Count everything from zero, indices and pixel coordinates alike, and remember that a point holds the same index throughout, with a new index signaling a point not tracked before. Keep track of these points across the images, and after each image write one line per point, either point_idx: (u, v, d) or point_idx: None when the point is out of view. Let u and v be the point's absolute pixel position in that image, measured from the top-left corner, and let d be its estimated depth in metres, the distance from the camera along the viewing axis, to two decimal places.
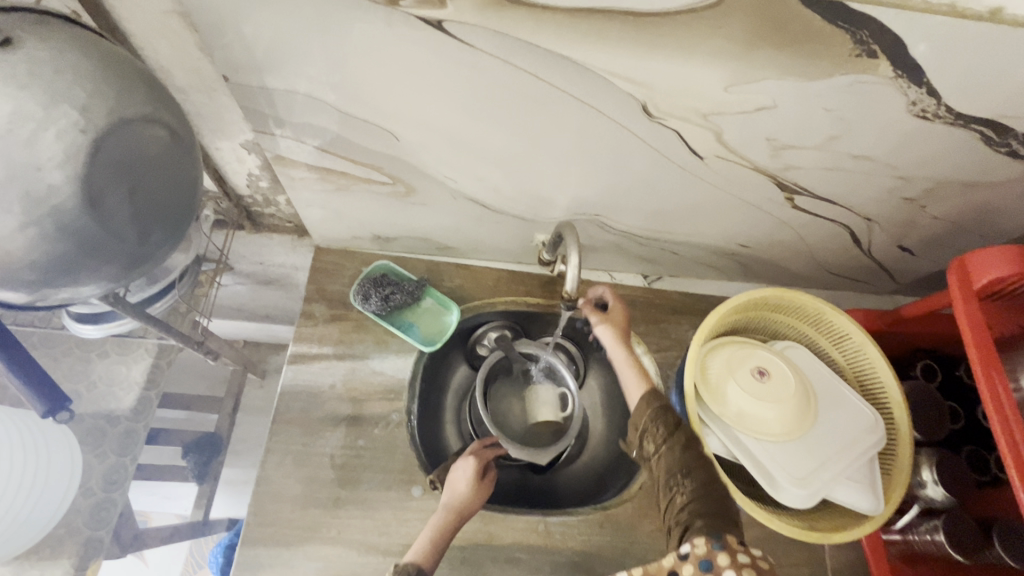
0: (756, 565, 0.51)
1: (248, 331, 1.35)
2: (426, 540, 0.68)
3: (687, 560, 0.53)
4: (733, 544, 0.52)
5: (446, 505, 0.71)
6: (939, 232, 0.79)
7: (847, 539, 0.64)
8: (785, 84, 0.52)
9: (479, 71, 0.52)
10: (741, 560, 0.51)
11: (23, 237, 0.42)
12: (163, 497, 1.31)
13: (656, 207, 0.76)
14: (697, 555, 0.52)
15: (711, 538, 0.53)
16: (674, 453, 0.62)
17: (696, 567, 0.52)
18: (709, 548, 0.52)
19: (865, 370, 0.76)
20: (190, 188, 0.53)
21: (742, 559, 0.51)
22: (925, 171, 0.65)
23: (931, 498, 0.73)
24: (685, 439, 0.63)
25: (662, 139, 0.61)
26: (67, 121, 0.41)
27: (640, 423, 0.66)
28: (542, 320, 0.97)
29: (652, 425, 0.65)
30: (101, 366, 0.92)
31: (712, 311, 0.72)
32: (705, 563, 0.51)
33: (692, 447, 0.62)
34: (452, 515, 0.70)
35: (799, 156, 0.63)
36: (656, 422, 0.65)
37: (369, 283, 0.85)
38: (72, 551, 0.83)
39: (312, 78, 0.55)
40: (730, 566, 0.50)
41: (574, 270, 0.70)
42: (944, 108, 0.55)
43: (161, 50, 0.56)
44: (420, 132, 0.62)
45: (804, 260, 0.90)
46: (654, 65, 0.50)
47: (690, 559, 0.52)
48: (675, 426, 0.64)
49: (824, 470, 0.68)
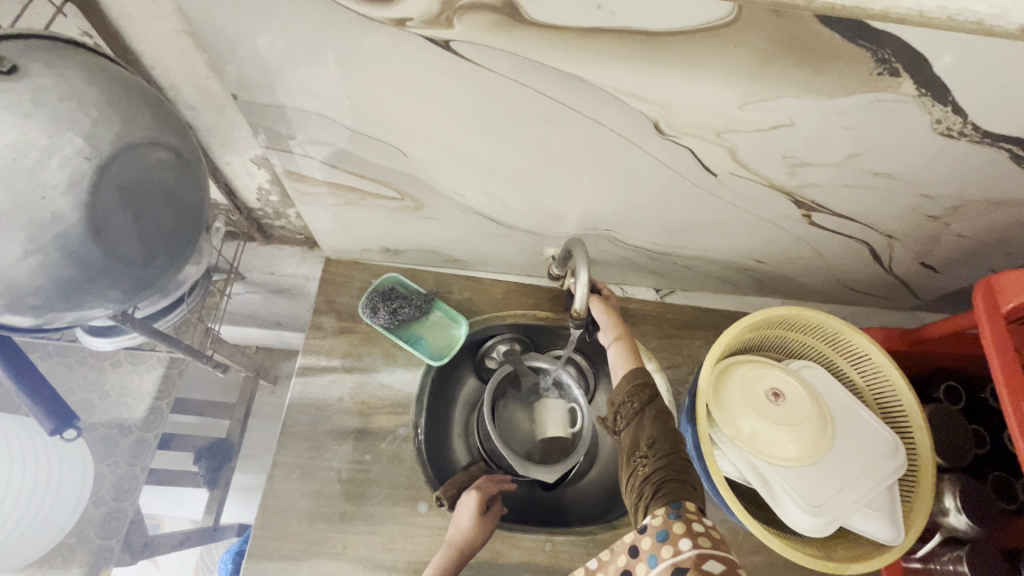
0: (712, 535, 0.50)
1: (260, 338, 1.36)
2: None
3: (646, 531, 0.53)
4: (690, 513, 0.52)
5: (450, 542, 0.71)
6: (964, 250, 0.76)
7: (866, 570, 0.62)
8: (802, 103, 0.50)
9: (486, 90, 0.52)
10: (697, 529, 0.50)
11: (27, 264, 0.42)
12: (176, 502, 1.31)
13: (668, 223, 0.75)
14: (653, 525, 0.52)
15: (668, 508, 0.53)
16: (645, 427, 0.62)
17: (654, 538, 0.52)
18: (665, 517, 0.52)
19: (885, 392, 0.74)
20: (195, 211, 0.53)
21: (697, 527, 0.51)
22: (949, 189, 0.63)
23: (954, 527, 0.70)
24: (657, 414, 0.63)
25: (675, 156, 0.60)
26: (71, 149, 0.42)
27: (616, 400, 0.66)
28: (552, 334, 0.95)
29: (625, 400, 0.65)
30: (114, 376, 0.93)
31: (725, 330, 0.70)
32: (661, 533, 0.51)
33: (660, 421, 0.62)
34: (454, 553, 0.70)
35: (816, 173, 0.61)
36: (630, 397, 0.65)
37: (377, 296, 0.84)
38: (83, 560, 0.85)
39: (320, 97, 0.54)
40: (684, 534, 0.50)
41: (582, 288, 0.69)
42: (971, 126, 0.53)
43: (171, 69, 0.57)
44: (428, 149, 0.61)
45: (821, 275, 0.88)
46: (666, 83, 0.49)
47: (648, 530, 0.53)
48: (649, 401, 0.64)
49: (842, 496, 0.65)
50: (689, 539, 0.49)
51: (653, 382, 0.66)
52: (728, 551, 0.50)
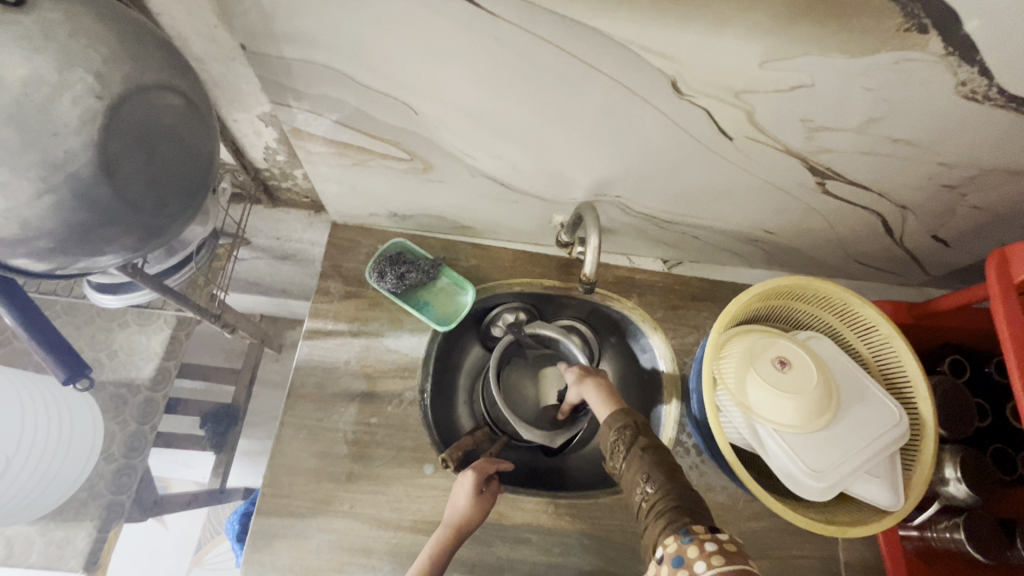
0: (725, 548, 0.49)
1: (265, 305, 1.36)
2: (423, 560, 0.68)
3: (662, 562, 0.51)
4: (702, 533, 0.51)
5: (446, 524, 0.71)
6: (977, 223, 0.76)
7: (864, 534, 0.63)
8: (825, 62, 0.49)
9: (502, 43, 0.51)
10: (708, 548, 0.49)
11: (40, 204, 0.42)
12: (182, 464, 1.36)
13: (681, 190, 0.74)
14: (668, 553, 0.51)
15: (679, 533, 0.52)
16: (636, 465, 0.60)
17: (670, 566, 0.50)
18: (678, 543, 0.51)
19: (890, 363, 0.74)
20: (206, 160, 0.53)
21: (710, 547, 0.49)
22: (968, 157, 0.62)
23: (952, 496, 0.71)
24: (646, 447, 0.61)
25: (690, 118, 0.59)
26: (82, 87, 0.41)
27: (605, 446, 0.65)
28: (559, 303, 0.96)
29: (614, 443, 0.63)
30: (122, 337, 0.94)
31: (734, 298, 0.70)
32: (676, 560, 0.50)
33: (652, 453, 0.61)
34: (450, 534, 0.70)
35: (834, 139, 0.60)
36: (616, 439, 0.63)
37: (385, 261, 0.84)
38: (95, 514, 0.86)
39: (331, 48, 0.53)
40: (698, 556, 0.48)
41: (593, 253, 0.70)
42: (995, 90, 0.52)
43: (178, 18, 0.56)
44: (439, 107, 0.60)
45: (831, 248, 0.87)
46: (687, 39, 0.48)
47: (664, 560, 0.51)
48: (635, 439, 0.62)
49: (844, 463, 0.66)
50: (703, 560, 0.48)
51: (632, 420, 0.64)
52: (745, 560, 0.49)
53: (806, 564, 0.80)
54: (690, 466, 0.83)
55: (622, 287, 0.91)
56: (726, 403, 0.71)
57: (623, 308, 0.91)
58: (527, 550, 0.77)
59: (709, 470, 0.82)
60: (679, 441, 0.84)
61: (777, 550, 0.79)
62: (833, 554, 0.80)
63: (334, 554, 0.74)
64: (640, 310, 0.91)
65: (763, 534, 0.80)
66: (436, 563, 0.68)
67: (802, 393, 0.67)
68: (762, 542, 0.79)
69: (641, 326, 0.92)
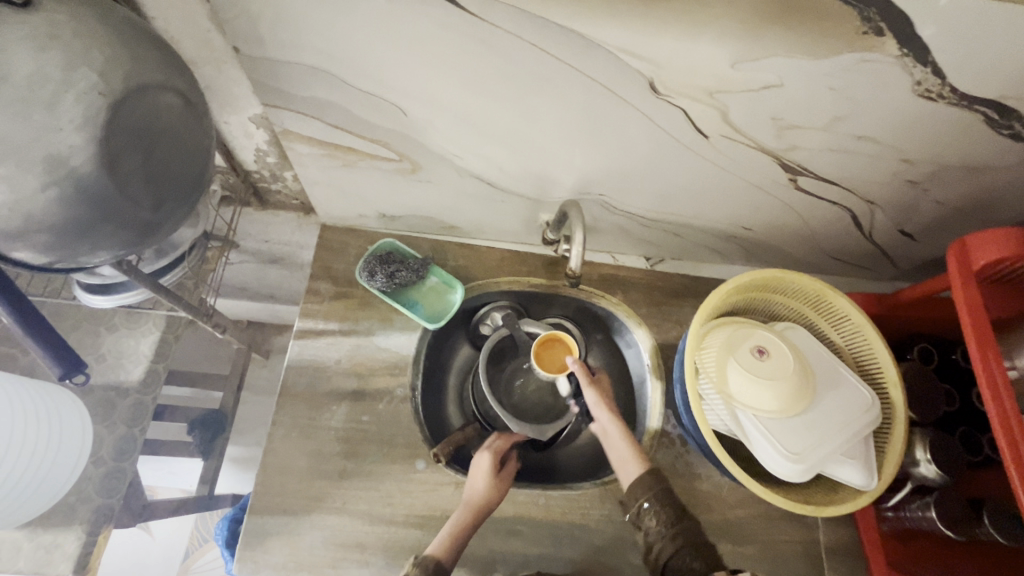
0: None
1: (252, 310, 1.36)
2: (443, 540, 0.69)
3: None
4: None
5: (465, 505, 0.72)
6: (940, 217, 0.80)
7: (840, 512, 0.67)
8: (792, 64, 0.53)
9: (487, 46, 0.53)
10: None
11: (44, 197, 0.43)
12: (169, 473, 1.33)
13: (661, 188, 0.77)
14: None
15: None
16: (675, 534, 0.64)
17: None
18: None
19: (862, 351, 0.78)
20: (203, 159, 0.54)
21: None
22: (928, 153, 0.66)
23: (924, 476, 0.73)
24: (685, 519, 0.66)
25: (668, 117, 0.62)
26: (85, 84, 0.43)
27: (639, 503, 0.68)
28: (546, 300, 0.98)
29: (654, 505, 0.67)
30: (110, 340, 0.94)
31: (713, 291, 0.73)
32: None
33: (691, 528, 0.65)
34: (471, 514, 0.72)
35: (803, 136, 0.63)
36: (657, 503, 0.67)
37: (375, 260, 0.86)
38: (84, 518, 0.86)
39: (323, 51, 0.55)
40: None
41: (578, 249, 0.72)
42: (948, 89, 0.56)
43: (173, 22, 0.57)
44: (428, 108, 0.63)
45: (806, 244, 0.91)
46: (662, 41, 0.51)
47: None
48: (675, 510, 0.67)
49: (822, 445, 0.69)
50: None
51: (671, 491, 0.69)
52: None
53: (790, 549, 0.82)
54: (675, 456, 0.85)
55: (607, 284, 0.94)
56: (708, 392, 0.74)
57: (608, 305, 0.94)
58: (519, 542, 0.78)
59: (694, 460, 0.85)
60: (664, 432, 0.87)
61: (761, 536, 0.82)
62: (814, 539, 0.82)
63: (327, 550, 0.74)
64: (624, 307, 0.93)
65: (747, 521, 0.82)
66: (457, 542, 0.69)
67: (780, 380, 0.70)
68: (746, 528, 0.82)
69: (625, 322, 0.94)
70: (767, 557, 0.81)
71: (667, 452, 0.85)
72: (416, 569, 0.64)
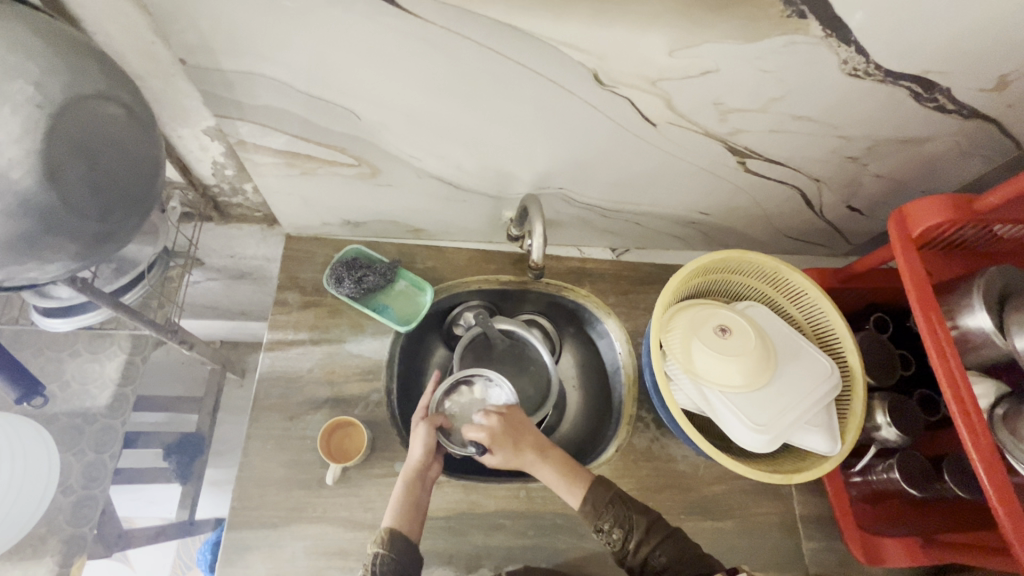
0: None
1: (223, 330, 1.33)
2: (398, 508, 0.70)
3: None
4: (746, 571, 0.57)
5: (409, 471, 0.74)
6: (883, 191, 0.84)
7: (807, 478, 0.69)
8: (725, 48, 0.55)
9: (432, 45, 0.54)
10: None
11: None
12: (148, 501, 1.30)
13: (616, 178, 0.79)
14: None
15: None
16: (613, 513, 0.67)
17: None
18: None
19: (820, 323, 0.80)
20: (151, 173, 0.55)
21: None
22: (863, 130, 0.70)
23: (885, 439, 0.76)
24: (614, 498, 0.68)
25: (616, 106, 0.64)
26: (21, 97, 0.44)
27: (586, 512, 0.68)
28: (516, 297, 0.99)
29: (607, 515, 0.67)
30: (73, 366, 0.93)
31: (675, 274, 0.75)
32: None
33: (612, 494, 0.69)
34: (417, 480, 0.73)
35: (745, 119, 0.66)
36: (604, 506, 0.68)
37: (342, 267, 0.86)
38: (55, 549, 0.83)
39: (269, 57, 0.56)
40: None
41: (540, 241, 0.74)
42: (874, 66, 0.59)
43: (114, 36, 0.58)
44: (379, 111, 0.64)
45: (762, 225, 0.94)
46: (597, 31, 0.53)
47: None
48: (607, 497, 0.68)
49: (785, 415, 0.71)
50: None
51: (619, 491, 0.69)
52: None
53: (768, 520, 0.84)
54: (651, 440, 0.87)
55: (574, 276, 0.96)
56: (676, 372, 0.76)
57: (577, 297, 0.96)
58: (502, 535, 0.78)
59: (670, 442, 0.87)
60: (638, 417, 0.88)
61: (738, 511, 0.84)
62: (791, 509, 0.85)
63: (309, 560, 0.74)
64: (593, 297, 0.95)
65: (725, 496, 0.84)
66: (415, 508, 0.71)
67: (742, 355, 0.73)
68: (723, 503, 0.84)
69: (595, 313, 0.96)
70: (746, 530, 0.83)
71: (642, 437, 0.87)
72: (382, 544, 0.66)
